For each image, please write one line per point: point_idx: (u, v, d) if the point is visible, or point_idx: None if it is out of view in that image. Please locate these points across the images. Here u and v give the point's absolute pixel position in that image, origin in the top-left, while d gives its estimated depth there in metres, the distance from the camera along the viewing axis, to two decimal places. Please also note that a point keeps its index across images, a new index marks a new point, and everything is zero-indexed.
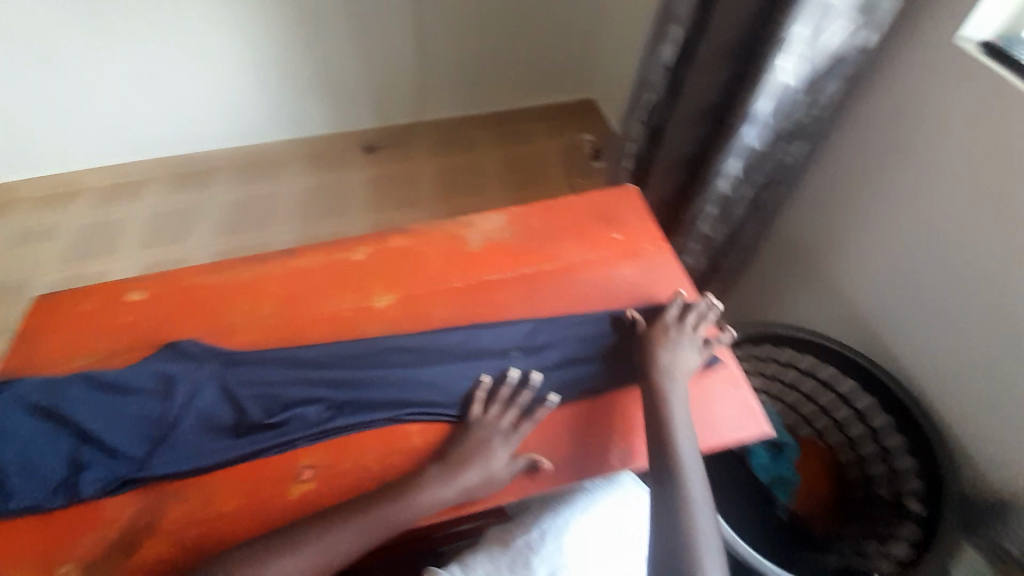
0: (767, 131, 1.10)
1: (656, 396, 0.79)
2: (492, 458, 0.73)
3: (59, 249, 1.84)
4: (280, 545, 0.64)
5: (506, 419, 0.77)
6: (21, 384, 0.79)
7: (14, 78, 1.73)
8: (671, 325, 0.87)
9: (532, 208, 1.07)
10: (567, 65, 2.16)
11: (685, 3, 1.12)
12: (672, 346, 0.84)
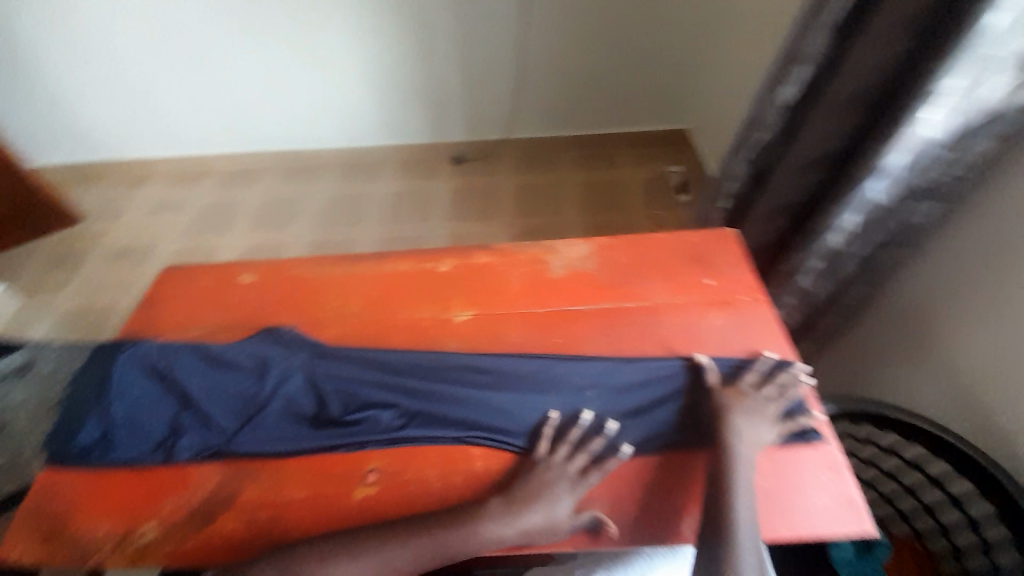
0: (897, 186, 0.98)
1: (735, 465, 0.71)
2: (557, 497, 0.70)
3: (185, 222, 2.10)
4: (342, 548, 0.66)
5: (575, 465, 0.73)
6: (144, 346, 0.92)
7: (174, 73, 2.01)
8: (754, 388, 0.79)
9: (620, 241, 1.04)
10: (665, 96, 2.12)
11: (817, 42, 1.02)
12: (756, 411, 0.77)
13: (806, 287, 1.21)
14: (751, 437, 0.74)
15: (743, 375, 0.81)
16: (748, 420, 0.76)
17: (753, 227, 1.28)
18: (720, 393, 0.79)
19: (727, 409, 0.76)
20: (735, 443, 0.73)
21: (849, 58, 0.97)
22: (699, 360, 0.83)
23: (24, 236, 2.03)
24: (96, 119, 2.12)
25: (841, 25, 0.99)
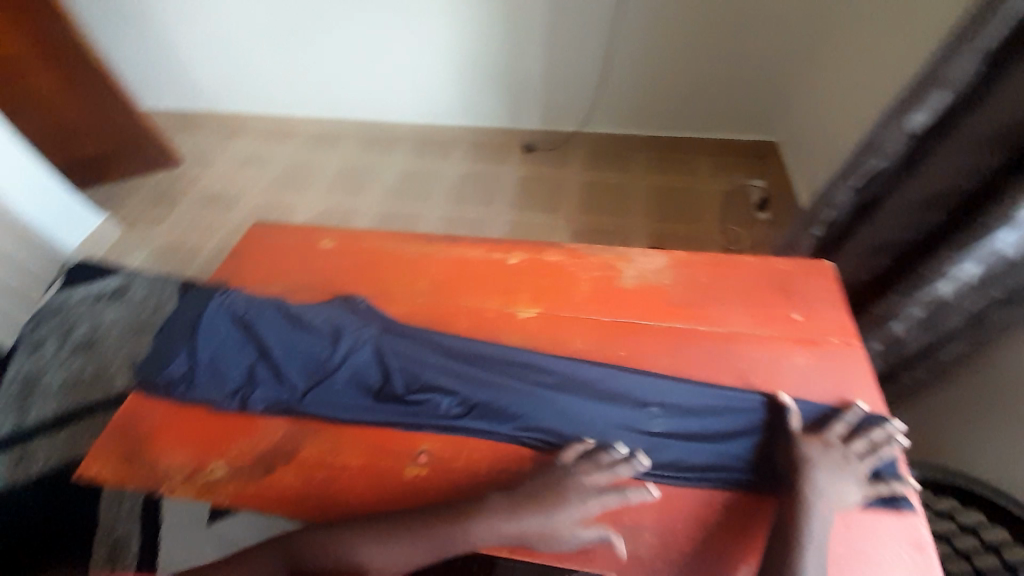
0: None
1: (801, 521, 0.65)
2: (561, 506, 0.69)
3: (268, 179, 2.23)
4: (371, 529, 0.69)
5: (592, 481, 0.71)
6: (234, 296, 0.99)
7: (270, 36, 2.08)
8: (843, 440, 0.72)
9: (701, 259, 0.98)
10: (761, 105, 1.95)
11: (960, 66, 0.90)
12: (841, 467, 0.69)
13: (896, 334, 1.10)
14: (832, 495, 0.68)
15: (831, 426, 0.73)
16: (832, 478, 0.68)
17: (848, 257, 1.20)
18: (801, 441, 0.72)
19: (806, 461, 0.69)
20: (814, 502, 0.66)
21: (1000, 92, 0.84)
22: (781, 400, 0.77)
23: (135, 172, 2.25)
24: (203, 73, 2.28)
25: (995, 49, 0.86)
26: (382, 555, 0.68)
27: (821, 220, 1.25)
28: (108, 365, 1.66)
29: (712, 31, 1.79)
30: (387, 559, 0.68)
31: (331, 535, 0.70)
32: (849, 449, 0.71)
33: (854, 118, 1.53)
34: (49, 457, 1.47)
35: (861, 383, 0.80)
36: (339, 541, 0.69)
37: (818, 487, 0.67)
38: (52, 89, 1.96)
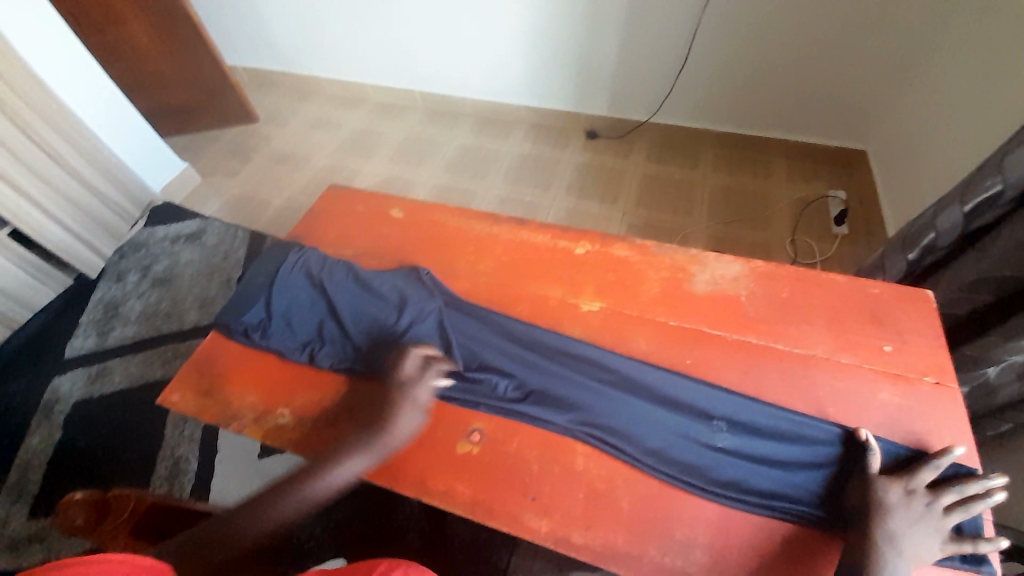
0: None
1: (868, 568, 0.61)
2: (402, 417, 0.76)
3: (337, 142, 2.29)
4: (298, 479, 0.71)
5: (422, 389, 0.78)
6: (310, 253, 1.02)
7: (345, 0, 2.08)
8: (925, 489, 0.65)
9: (782, 271, 0.93)
10: (860, 110, 1.74)
11: None
12: (923, 520, 0.63)
13: (987, 379, 0.97)
14: (910, 550, 0.62)
15: (918, 473, 0.66)
16: (912, 530, 0.63)
17: (944, 286, 1.05)
18: (878, 483, 0.66)
19: (881, 507, 0.64)
20: (889, 556, 0.61)
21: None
22: (861, 436, 0.71)
23: (216, 124, 2.39)
24: (280, 34, 2.33)
25: None
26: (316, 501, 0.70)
27: (919, 244, 1.09)
28: (180, 301, 1.79)
29: (810, 31, 1.60)
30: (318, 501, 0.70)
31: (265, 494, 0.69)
32: (933, 500, 0.64)
33: (971, 134, 1.34)
34: (121, 376, 1.61)
35: (952, 430, 0.74)
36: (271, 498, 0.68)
37: (894, 538, 0.62)
38: (149, 40, 2.08)
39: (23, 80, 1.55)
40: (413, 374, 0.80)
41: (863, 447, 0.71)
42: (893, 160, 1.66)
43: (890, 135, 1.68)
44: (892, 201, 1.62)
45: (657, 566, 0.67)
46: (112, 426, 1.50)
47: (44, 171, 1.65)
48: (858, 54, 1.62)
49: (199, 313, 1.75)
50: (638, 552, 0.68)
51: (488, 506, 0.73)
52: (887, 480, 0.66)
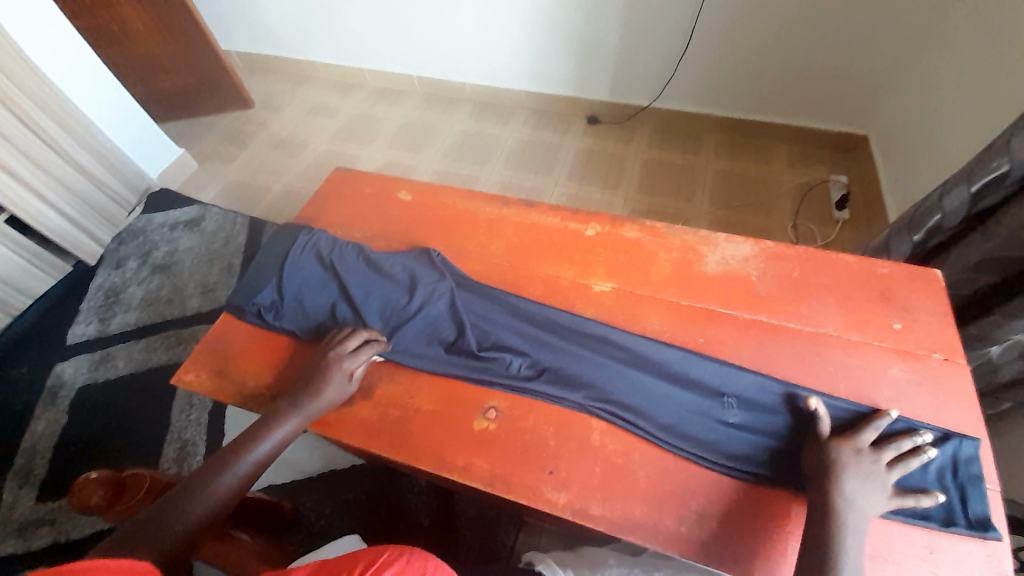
0: None
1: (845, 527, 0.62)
2: (327, 387, 0.81)
3: (335, 127, 2.27)
4: (249, 437, 0.77)
5: (351, 362, 0.83)
6: (320, 234, 1.02)
7: None
8: (870, 448, 0.67)
9: (792, 252, 0.93)
10: (864, 95, 1.72)
11: None
12: (873, 478, 0.65)
13: (991, 357, 0.99)
14: (865, 507, 0.64)
15: (863, 434, 0.68)
16: (865, 487, 0.65)
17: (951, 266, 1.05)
18: (830, 445, 0.68)
19: (837, 468, 0.66)
20: (846, 512, 0.63)
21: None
22: (811, 405, 0.72)
23: (212, 109, 2.35)
24: (274, 17, 2.28)
25: None
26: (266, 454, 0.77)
27: (926, 224, 1.09)
28: (181, 287, 1.78)
29: (813, 16, 1.59)
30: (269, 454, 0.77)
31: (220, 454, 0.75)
32: (879, 458, 0.67)
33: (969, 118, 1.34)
34: (124, 362, 1.60)
35: (960, 403, 0.75)
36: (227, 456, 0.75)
37: (852, 496, 0.64)
38: (141, 23, 2.04)
39: (13, 64, 1.52)
40: (343, 350, 0.84)
41: (813, 417, 0.73)
42: (894, 144, 1.65)
43: (891, 120, 1.67)
44: (894, 184, 1.61)
45: (675, 536, 0.69)
46: (117, 412, 1.51)
47: (38, 157, 1.62)
48: (860, 38, 1.60)
49: (200, 299, 1.74)
50: (656, 522, 0.70)
51: (506, 480, 0.74)
52: (839, 441, 0.68)
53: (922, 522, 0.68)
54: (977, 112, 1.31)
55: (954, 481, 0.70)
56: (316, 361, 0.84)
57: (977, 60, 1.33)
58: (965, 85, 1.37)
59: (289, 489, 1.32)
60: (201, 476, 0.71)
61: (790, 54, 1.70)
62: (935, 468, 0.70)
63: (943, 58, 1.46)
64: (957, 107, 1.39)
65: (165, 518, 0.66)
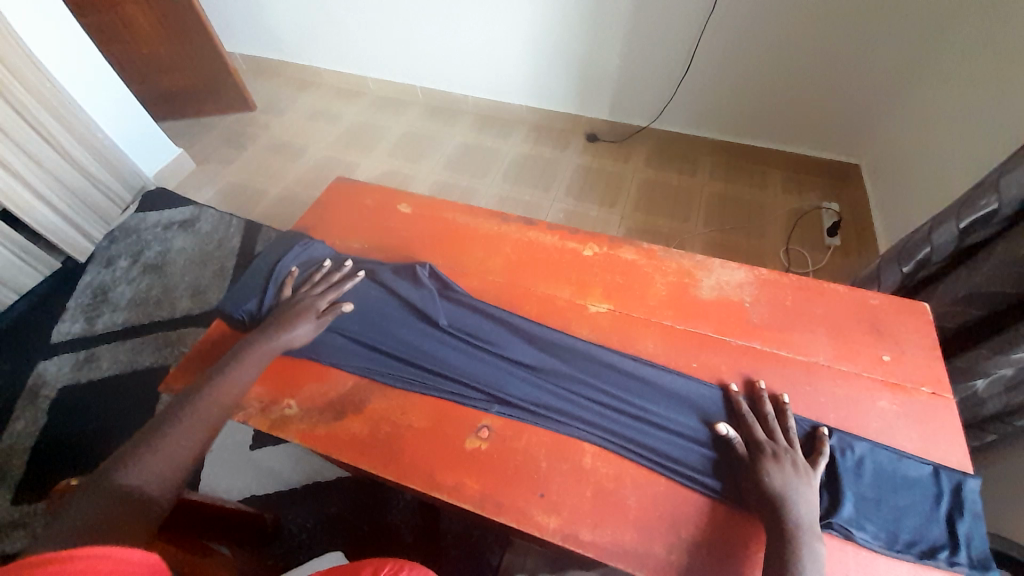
0: None
1: (793, 528, 0.64)
2: (295, 330, 0.88)
3: (335, 134, 2.28)
4: (183, 405, 0.77)
5: (320, 301, 0.92)
6: (318, 248, 1.04)
7: None
8: (789, 445, 0.72)
9: (784, 280, 0.95)
10: (857, 125, 1.77)
11: None
12: (801, 472, 0.69)
13: (976, 391, 1.00)
14: (801, 503, 0.66)
15: (772, 427, 0.74)
16: (795, 481, 0.68)
17: (938, 298, 1.07)
18: (760, 443, 0.72)
19: (769, 464, 0.69)
20: (790, 507, 0.65)
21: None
22: (781, 400, 0.78)
23: (213, 111, 2.35)
24: (280, 23, 2.30)
25: None
26: (196, 418, 0.76)
27: (915, 256, 1.11)
28: (171, 289, 1.76)
29: (807, 47, 1.64)
30: (202, 418, 0.77)
31: (153, 422, 0.76)
32: (797, 449, 0.72)
33: (959, 151, 1.38)
34: (109, 363, 1.58)
35: (950, 439, 0.76)
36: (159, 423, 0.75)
37: (784, 492, 0.66)
38: (147, 24, 2.05)
39: (17, 61, 1.51)
40: (315, 293, 0.94)
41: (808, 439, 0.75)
42: (885, 175, 1.69)
43: (883, 151, 1.71)
44: (885, 216, 1.65)
45: (668, 565, 0.67)
46: (99, 413, 1.47)
47: (34, 152, 1.61)
48: (852, 70, 1.66)
49: (190, 301, 1.72)
50: (646, 549, 0.69)
51: (496, 501, 0.73)
52: (749, 428, 0.75)
53: (930, 560, 0.66)
54: (967, 148, 1.35)
55: (962, 519, 0.69)
56: (289, 304, 0.92)
57: (966, 98, 1.38)
58: (954, 121, 1.42)
59: (272, 500, 1.30)
60: (147, 434, 0.73)
61: (786, 83, 1.75)
62: (941, 508, 0.70)
63: (934, 96, 1.51)
64: (947, 142, 1.43)
65: (117, 472, 0.68)
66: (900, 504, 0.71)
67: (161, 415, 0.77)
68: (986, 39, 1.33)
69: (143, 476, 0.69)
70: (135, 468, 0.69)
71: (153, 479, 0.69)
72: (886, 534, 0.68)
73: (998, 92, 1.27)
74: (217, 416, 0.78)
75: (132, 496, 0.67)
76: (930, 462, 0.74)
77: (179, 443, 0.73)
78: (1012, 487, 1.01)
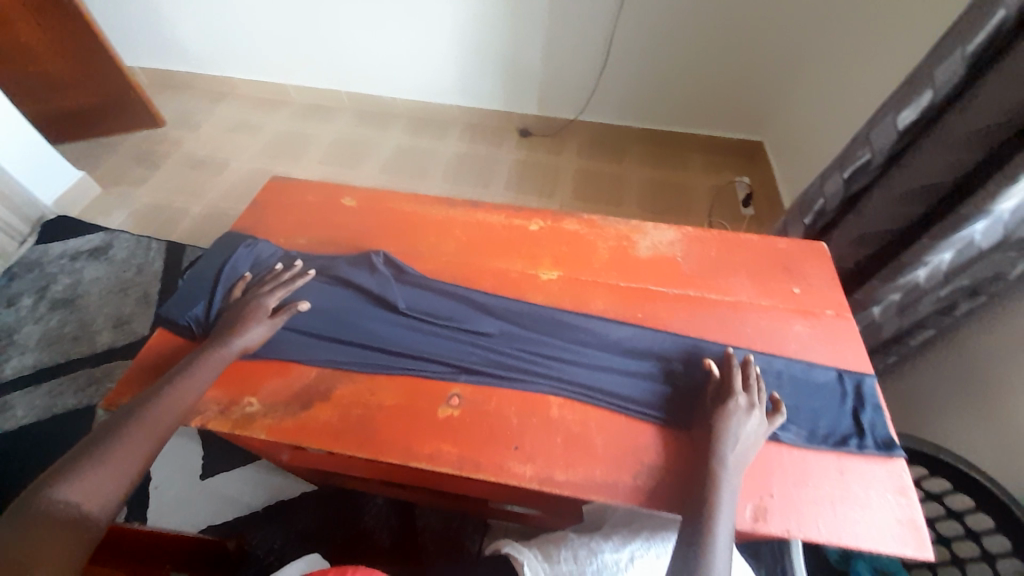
0: (999, 228, 0.90)
1: (718, 464, 0.71)
2: (250, 332, 0.86)
3: (260, 143, 2.19)
4: (133, 410, 0.74)
5: (270, 299, 0.89)
6: (265, 248, 1.01)
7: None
8: (751, 403, 0.76)
9: (709, 234, 1.05)
10: (757, 101, 1.96)
11: (947, 68, 0.92)
12: (752, 425, 0.74)
13: (874, 317, 1.15)
14: (740, 450, 0.72)
15: (751, 382, 0.78)
16: (741, 431, 0.73)
17: (837, 241, 1.22)
18: (721, 400, 0.77)
19: (720, 416, 0.75)
20: (723, 450, 0.72)
21: (985, 90, 0.87)
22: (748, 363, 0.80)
23: (120, 130, 2.17)
24: (186, 33, 2.18)
25: (978, 57, 0.88)
26: (155, 423, 0.73)
27: (814, 208, 1.28)
28: (89, 323, 1.61)
29: (707, 31, 1.80)
30: (159, 423, 0.74)
31: (103, 428, 0.71)
32: (762, 407, 0.76)
33: (840, 116, 1.58)
34: (24, 411, 1.42)
35: (854, 349, 0.89)
36: (110, 429, 0.71)
37: (725, 438, 0.73)
38: (35, 40, 1.88)
39: None
40: (264, 294, 0.90)
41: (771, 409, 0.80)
42: (783, 146, 1.91)
43: (780, 124, 1.93)
44: (789, 181, 1.85)
45: (633, 490, 0.74)
46: (18, 465, 1.33)
47: None
48: (748, 50, 1.83)
49: (113, 333, 1.59)
50: (614, 479, 0.75)
51: (475, 461, 0.76)
52: (717, 385, 0.79)
53: (844, 447, 0.78)
54: (845, 114, 1.55)
55: (865, 411, 0.82)
56: (240, 305, 0.89)
57: (841, 70, 1.58)
58: (832, 90, 1.62)
59: (236, 525, 1.25)
60: (84, 450, 0.68)
61: (694, 68, 1.91)
62: (849, 407, 0.82)
63: (815, 70, 1.72)
64: (829, 108, 1.63)
65: (46, 491, 0.63)
66: (815, 406, 0.82)
67: (105, 426, 0.72)
68: (851, 18, 1.53)
69: (84, 494, 0.64)
70: (71, 486, 0.64)
71: (87, 496, 0.64)
72: (807, 431, 0.79)
73: (864, 64, 1.47)
74: (168, 423, 0.75)
75: (70, 516, 0.62)
76: (838, 369, 0.87)
77: (129, 459, 0.69)
78: (926, 394, 1.18)
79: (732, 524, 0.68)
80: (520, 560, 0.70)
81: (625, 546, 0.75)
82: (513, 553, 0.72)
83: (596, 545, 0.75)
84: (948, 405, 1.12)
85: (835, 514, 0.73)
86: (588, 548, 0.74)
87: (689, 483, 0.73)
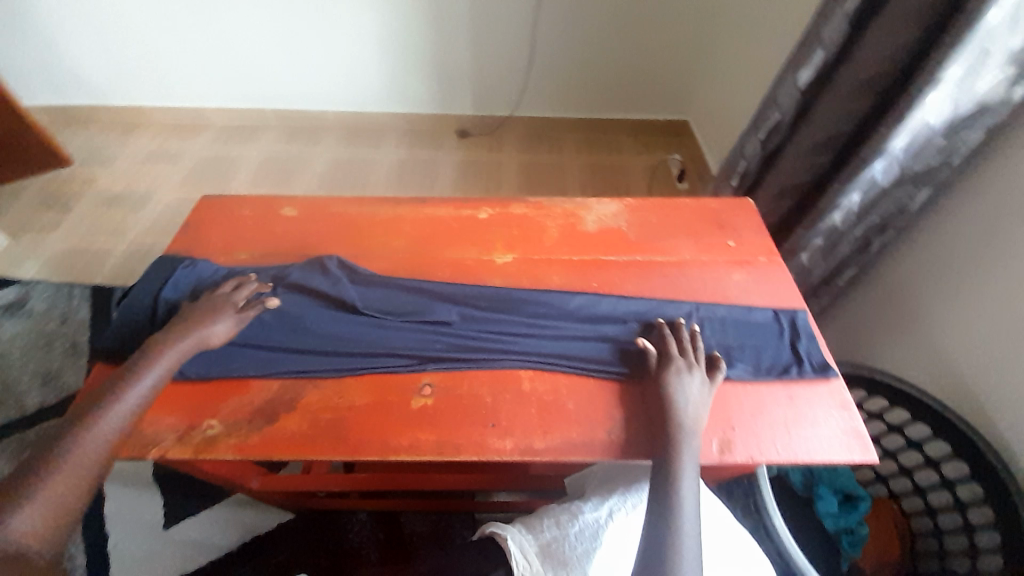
0: (895, 166, 1.02)
1: (671, 420, 0.76)
2: (209, 329, 0.84)
3: (182, 171, 2.06)
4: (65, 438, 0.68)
5: (236, 295, 0.89)
6: (205, 266, 0.97)
7: (167, 20, 1.91)
8: (689, 367, 0.81)
9: (648, 202, 1.11)
10: (676, 78, 2.08)
11: (832, 26, 1.02)
12: (694, 384, 0.80)
13: (804, 264, 1.24)
14: (688, 406, 0.77)
15: (685, 348, 0.84)
16: (685, 390, 0.78)
17: (762, 198, 1.32)
18: (668, 362, 0.82)
19: (666, 379, 0.79)
20: (675, 406, 0.77)
21: (865, 42, 0.98)
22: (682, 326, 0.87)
23: (18, 174, 1.98)
24: (83, 64, 2.03)
25: (858, 12, 0.99)
26: (93, 447, 0.69)
27: (738, 170, 1.38)
28: (11, 384, 1.46)
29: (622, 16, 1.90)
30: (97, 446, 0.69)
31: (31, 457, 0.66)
32: (700, 366, 0.82)
33: (749, 84, 1.71)
34: None
35: (787, 288, 0.97)
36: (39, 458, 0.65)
37: (675, 397, 0.77)
38: None
39: None
40: (225, 292, 0.90)
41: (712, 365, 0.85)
42: (704, 119, 2.04)
43: (699, 99, 2.05)
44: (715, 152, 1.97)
45: (608, 445, 0.77)
46: None
47: None
48: (662, 31, 1.95)
49: (42, 390, 1.45)
50: (589, 438, 0.78)
51: (454, 444, 0.77)
52: (667, 345, 0.84)
53: (788, 376, 0.85)
54: (753, 83, 1.68)
55: (801, 342, 0.89)
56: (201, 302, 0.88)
57: (744, 43, 1.71)
58: (739, 62, 1.75)
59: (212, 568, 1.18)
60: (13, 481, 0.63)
61: (615, 52, 2.00)
62: (788, 341, 0.90)
63: (722, 45, 1.85)
64: (739, 79, 1.76)
65: None
66: (758, 343, 0.89)
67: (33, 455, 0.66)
68: None
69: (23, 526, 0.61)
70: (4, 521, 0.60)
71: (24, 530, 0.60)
72: (756, 367, 0.86)
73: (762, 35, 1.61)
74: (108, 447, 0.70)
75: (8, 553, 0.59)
76: (775, 308, 0.95)
77: (69, 485, 0.65)
78: (858, 327, 1.30)
79: (696, 466, 0.73)
80: (504, 535, 0.70)
81: (604, 504, 0.78)
82: (497, 531, 0.72)
83: (576, 507, 0.77)
84: (876, 334, 1.25)
85: (790, 437, 0.79)
86: (570, 511, 0.77)
87: (655, 434, 0.77)
